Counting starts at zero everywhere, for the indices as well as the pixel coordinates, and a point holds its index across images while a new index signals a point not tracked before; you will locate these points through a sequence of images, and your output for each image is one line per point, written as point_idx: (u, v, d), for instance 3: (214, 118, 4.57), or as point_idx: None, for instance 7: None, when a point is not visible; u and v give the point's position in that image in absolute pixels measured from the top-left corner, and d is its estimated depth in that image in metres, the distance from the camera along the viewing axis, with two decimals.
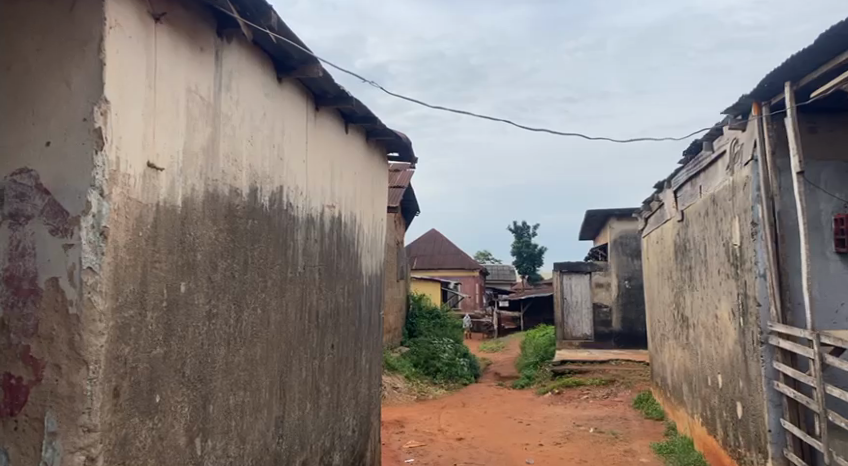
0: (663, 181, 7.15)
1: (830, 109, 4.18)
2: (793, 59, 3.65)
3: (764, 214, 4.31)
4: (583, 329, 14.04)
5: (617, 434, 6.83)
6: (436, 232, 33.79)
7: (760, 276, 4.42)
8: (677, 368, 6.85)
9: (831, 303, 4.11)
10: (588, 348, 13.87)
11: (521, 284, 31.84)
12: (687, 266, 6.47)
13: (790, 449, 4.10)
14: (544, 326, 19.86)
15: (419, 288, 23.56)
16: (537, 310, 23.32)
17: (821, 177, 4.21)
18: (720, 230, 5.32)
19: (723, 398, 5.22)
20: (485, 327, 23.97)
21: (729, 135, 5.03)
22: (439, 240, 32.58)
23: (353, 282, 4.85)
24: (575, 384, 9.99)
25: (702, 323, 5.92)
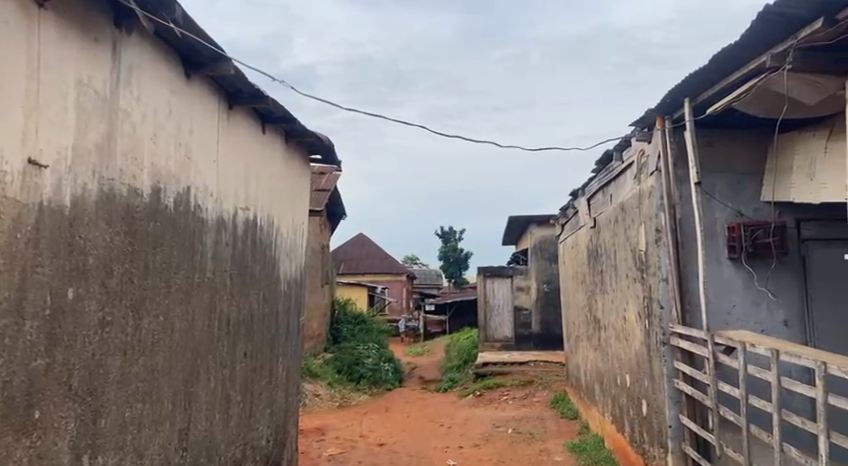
0: (578, 188, 7.45)
1: (724, 125, 4.50)
2: (690, 78, 3.93)
3: (667, 221, 4.58)
4: (504, 332, 14.42)
5: (533, 434, 7.02)
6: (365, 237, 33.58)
7: (663, 280, 4.68)
8: (590, 368, 7.15)
9: (724, 305, 4.42)
10: (510, 350, 14.25)
11: (449, 288, 32.22)
12: (598, 270, 6.78)
13: (687, 443, 4.36)
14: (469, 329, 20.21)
15: (346, 293, 23.33)
16: (463, 313, 23.77)
17: (717, 188, 4.51)
18: (628, 237, 5.60)
19: (630, 397, 5.48)
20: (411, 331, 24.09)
21: (637, 147, 5.31)
22: (368, 245, 32.38)
23: (269, 288, 4.72)
24: (497, 386, 10.20)
25: (612, 324, 6.19)
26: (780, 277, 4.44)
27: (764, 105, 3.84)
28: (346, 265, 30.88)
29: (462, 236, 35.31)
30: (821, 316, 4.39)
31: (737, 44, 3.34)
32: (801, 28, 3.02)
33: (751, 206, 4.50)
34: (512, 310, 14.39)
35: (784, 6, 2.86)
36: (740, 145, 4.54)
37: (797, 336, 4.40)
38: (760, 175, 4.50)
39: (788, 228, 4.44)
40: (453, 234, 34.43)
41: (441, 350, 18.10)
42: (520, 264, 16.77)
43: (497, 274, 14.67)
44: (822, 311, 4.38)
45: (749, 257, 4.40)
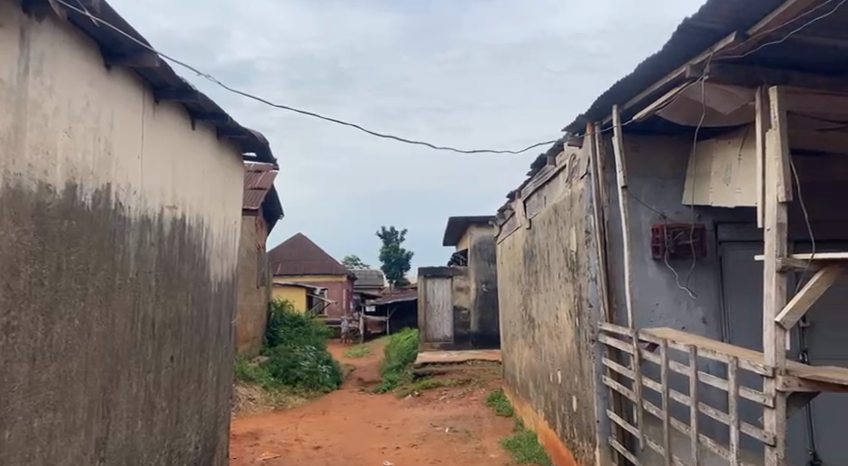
0: (514, 190, 7.61)
1: (649, 131, 4.72)
2: (617, 86, 4.10)
3: (596, 223, 4.75)
4: (444, 331, 14.65)
5: (469, 432, 7.11)
6: (304, 237, 33.06)
7: (592, 279, 4.85)
8: (524, 366, 7.32)
9: (648, 303, 4.63)
10: (449, 349, 14.39)
11: (390, 289, 32.20)
12: (533, 270, 6.95)
13: (614, 437, 4.53)
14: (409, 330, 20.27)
15: (283, 295, 22.88)
16: (403, 313, 23.84)
17: (642, 191, 4.73)
18: (560, 238, 5.77)
19: (561, 393, 5.64)
20: (351, 333, 23.92)
21: (569, 151, 5.48)
22: (307, 245, 31.92)
23: (199, 289, 4.56)
24: (435, 385, 10.28)
25: (545, 323, 6.36)
26: (699, 276, 4.68)
27: (685, 114, 4.04)
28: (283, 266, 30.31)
29: (404, 236, 35.36)
30: (735, 313, 4.66)
31: (660, 54, 3.49)
32: (717, 41, 3.19)
33: (674, 209, 4.73)
34: (451, 309, 14.55)
35: (701, 19, 3.00)
36: (663, 150, 4.77)
37: (714, 332, 4.65)
38: (681, 179, 4.74)
39: (707, 230, 4.69)
40: (394, 234, 34.47)
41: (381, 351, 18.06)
42: (460, 264, 16.95)
43: (437, 274, 14.77)
44: (736, 309, 4.66)
45: (671, 257, 4.63)
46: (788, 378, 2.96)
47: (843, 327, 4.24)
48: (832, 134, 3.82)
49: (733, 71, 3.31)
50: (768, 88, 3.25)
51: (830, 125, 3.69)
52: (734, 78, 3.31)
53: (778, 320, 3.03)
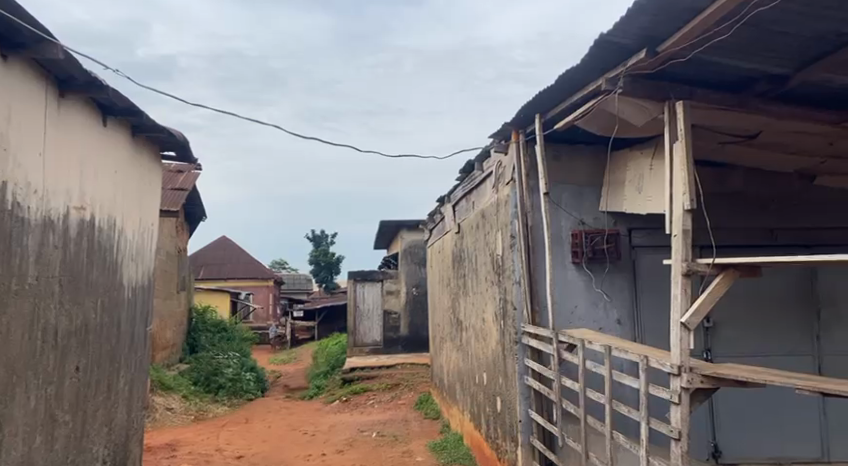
0: (444, 195, 7.70)
1: (569, 140, 4.92)
2: (539, 97, 4.25)
3: (520, 228, 4.88)
4: (374, 336, 14.51)
5: (396, 436, 7.11)
6: (229, 240, 31.98)
7: (517, 283, 4.98)
8: (452, 369, 7.41)
9: (568, 305, 4.82)
10: (378, 353, 14.37)
11: (319, 293, 31.78)
12: (461, 274, 7.06)
13: (535, 436, 4.65)
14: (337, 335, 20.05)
15: (205, 300, 22.00)
16: (333, 318, 23.59)
17: (562, 198, 4.92)
18: (487, 242, 5.89)
19: (487, 395, 5.75)
20: (278, 338, 23.34)
21: (495, 158, 5.62)
22: (233, 248, 30.93)
23: (110, 295, 4.31)
24: (363, 390, 10.21)
25: (472, 326, 6.47)
26: (615, 280, 4.91)
27: (601, 125, 4.23)
28: (207, 271, 29.19)
29: (334, 240, 34.95)
30: (647, 314, 4.92)
31: (578, 67, 3.65)
32: (629, 57, 3.36)
33: (592, 215, 4.94)
34: (382, 314, 14.55)
35: (615, 35, 3.15)
36: (582, 158, 4.97)
37: (628, 333, 4.89)
38: (599, 187, 4.96)
39: (622, 235, 4.93)
40: (324, 237, 34.07)
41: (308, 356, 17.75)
42: (391, 268, 16.98)
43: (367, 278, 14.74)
44: (647, 310, 4.92)
45: (589, 262, 4.83)
46: (692, 376, 3.15)
47: (742, 326, 4.57)
48: (732, 147, 4.11)
49: (645, 85, 3.50)
50: (675, 102, 3.46)
51: (731, 139, 3.97)
52: (646, 91, 3.50)
53: (684, 321, 3.22)
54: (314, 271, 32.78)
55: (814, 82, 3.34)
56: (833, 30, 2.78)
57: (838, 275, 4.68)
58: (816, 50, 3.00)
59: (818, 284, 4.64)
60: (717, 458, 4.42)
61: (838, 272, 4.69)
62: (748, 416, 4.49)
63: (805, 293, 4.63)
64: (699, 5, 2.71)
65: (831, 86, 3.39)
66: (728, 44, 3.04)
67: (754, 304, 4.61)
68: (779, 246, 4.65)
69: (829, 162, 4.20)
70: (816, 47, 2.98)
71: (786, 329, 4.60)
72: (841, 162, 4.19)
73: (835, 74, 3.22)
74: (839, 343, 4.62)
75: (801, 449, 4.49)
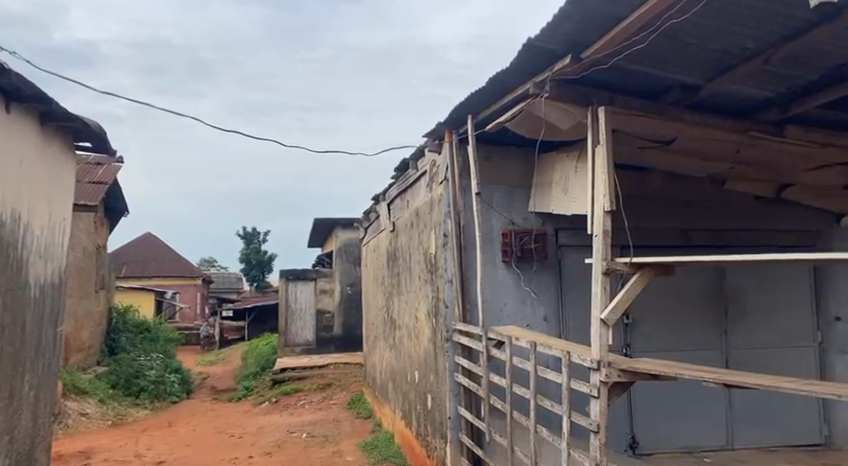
0: (379, 193, 7.69)
1: (500, 142, 5.02)
2: (470, 98, 4.31)
3: (452, 227, 4.93)
4: (306, 336, 14.35)
5: (327, 437, 7.03)
6: (154, 237, 30.57)
7: (448, 281, 5.02)
8: (384, 368, 7.40)
9: (497, 303, 4.91)
10: (311, 353, 14.19)
11: (251, 293, 30.98)
12: (395, 272, 7.07)
13: (463, 432, 4.72)
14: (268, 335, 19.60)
15: (126, 300, 20.91)
16: (264, 317, 23.07)
17: (493, 198, 5.02)
18: (421, 240, 5.92)
19: (418, 393, 5.79)
20: (205, 339, 22.55)
21: (429, 157, 5.66)
22: (158, 246, 29.61)
23: (12, 294, 4.01)
24: (293, 391, 10.03)
25: (405, 324, 6.49)
26: (542, 279, 5.05)
27: (530, 127, 4.34)
28: (129, 268, 27.78)
29: (267, 237, 34.17)
30: (571, 311, 5.10)
31: (508, 70, 3.72)
32: (555, 62, 3.46)
33: (522, 215, 5.06)
34: (314, 313, 14.40)
35: (541, 40, 3.24)
36: (512, 159, 5.08)
37: (554, 330, 5.04)
38: (528, 187, 5.08)
39: (549, 235, 5.07)
40: (257, 235, 33.23)
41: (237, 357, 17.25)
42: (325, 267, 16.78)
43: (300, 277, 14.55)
44: (572, 307, 5.10)
45: (518, 261, 4.95)
46: (610, 370, 3.29)
47: (659, 322, 4.81)
48: (651, 152, 4.31)
49: (570, 90, 3.62)
50: (597, 108, 3.59)
51: (649, 144, 4.17)
52: (570, 96, 3.61)
53: (603, 317, 3.35)
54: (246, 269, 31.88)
55: (723, 93, 3.56)
56: (738, 44, 2.97)
57: (744, 274, 5.01)
58: (724, 62, 3.19)
59: (727, 282, 4.96)
60: (633, 448, 4.63)
61: (744, 271, 5.02)
62: (664, 408, 4.73)
63: (716, 291, 4.93)
64: (618, 14, 2.82)
65: (737, 96, 3.61)
66: (646, 53, 3.19)
67: (670, 301, 4.86)
68: (693, 247, 4.93)
69: (737, 167, 4.48)
70: (724, 60, 3.17)
71: (699, 325, 4.88)
72: (747, 168, 4.48)
73: (742, 86, 3.44)
74: (745, 338, 4.95)
75: (710, 438, 4.79)
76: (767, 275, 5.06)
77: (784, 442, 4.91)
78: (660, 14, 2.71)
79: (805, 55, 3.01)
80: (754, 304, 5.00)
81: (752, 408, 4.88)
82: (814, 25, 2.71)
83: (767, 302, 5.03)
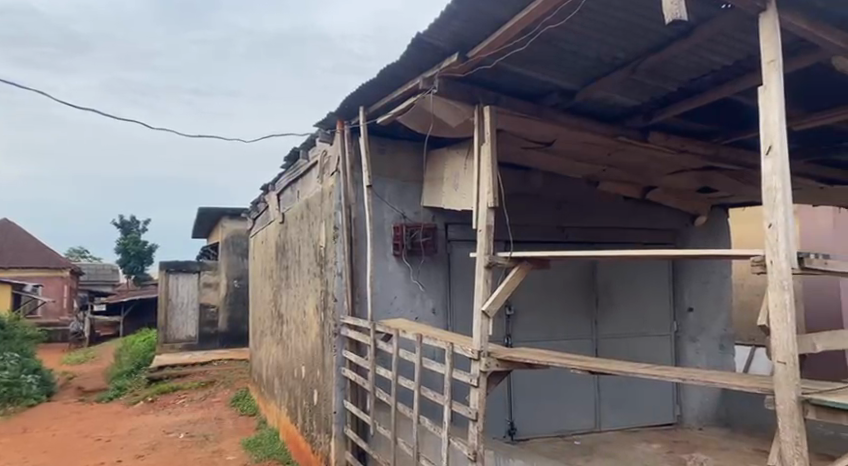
0: (268, 183, 7.45)
1: (392, 134, 5.02)
2: (363, 89, 4.25)
3: (343, 220, 4.87)
4: (187, 332, 13.90)
5: (207, 436, 6.73)
6: (12, 223, 27.50)
7: (338, 274, 4.94)
8: (271, 364, 7.19)
9: (387, 297, 4.91)
10: (192, 349, 13.55)
11: (129, 286, 28.87)
12: (284, 265, 6.88)
13: (348, 426, 4.70)
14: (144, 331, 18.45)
15: None
16: (142, 312, 21.67)
17: (386, 191, 5.00)
18: (311, 233, 5.79)
19: (304, 388, 5.68)
20: (73, 336, 20.72)
21: (320, 147, 5.55)
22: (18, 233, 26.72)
23: None
24: (172, 390, 9.48)
25: (293, 318, 6.34)
26: (431, 273, 5.12)
27: (421, 123, 4.37)
28: None
29: (147, 227, 31.87)
30: (458, 304, 5.23)
31: (398, 63, 3.70)
32: (443, 60, 3.51)
33: (413, 210, 5.09)
34: (198, 307, 13.85)
35: (430, 36, 3.26)
36: (404, 153, 5.10)
37: (441, 322, 5.15)
38: (419, 182, 5.13)
39: (439, 230, 5.15)
40: (136, 224, 31.06)
41: (109, 355, 16.03)
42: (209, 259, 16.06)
43: (182, 270, 14.01)
44: (459, 300, 5.23)
45: (408, 255, 4.98)
46: (489, 360, 3.41)
47: (539, 314, 5.07)
48: (533, 152, 4.52)
49: (457, 88, 3.68)
50: (483, 107, 3.71)
51: (532, 145, 4.36)
52: (457, 93, 3.68)
53: (484, 309, 3.46)
54: (123, 260, 29.55)
55: (596, 99, 3.80)
56: (608, 53, 3.18)
57: (614, 270, 5.41)
58: (596, 70, 3.41)
59: (599, 276, 5.32)
60: (512, 434, 4.84)
61: (614, 267, 5.42)
62: (541, 396, 4.99)
63: (589, 285, 5.28)
64: (501, 16, 2.90)
65: (608, 103, 3.88)
66: (527, 56, 3.33)
67: (549, 294, 5.13)
68: (570, 243, 5.25)
69: (609, 170, 4.81)
70: (597, 68, 3.39)
71: (573, 316, 5.20)
72: (617, 171, 4.83)
73: (611, 93, 3.70)
74: (613, 328, 5.35)
75: (580, 421, 5.13)
76: (634, 270, 5.50)
77: (642, 423, 5.38)
78: (540, 19, 2.83)
79: (665, 68, 3.28)
80: (621, 296, 5.42)
81: (618, 393, 5.29)
82: (673, 40, 2.95)
83: (632, 295, 5.47)
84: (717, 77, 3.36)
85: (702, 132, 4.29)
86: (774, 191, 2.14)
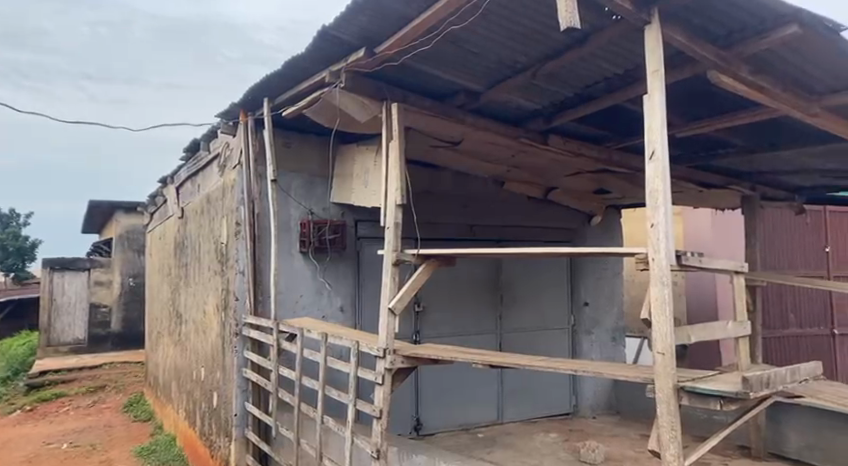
0: (166, 175, 7.07)
1: (299, 128, 4.90)
2: (267, 80, 4.11)
3: (246, 215, 4.70)
4: (75, 333, 12.70)
5: (94, 445, 6.27)
6: None
7: (240, 272, 4.74)
8: (167, 366, 6.83)
9: (293, 294, 4.79)
10: (80, 353, 12.60)
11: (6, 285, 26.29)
12: (183, 263, 6.54)
13: (250, 429, 4.55)
14: (23, 335, 16.91)
15: None
16: (21, 313, 19.83)
17: (292, 186, 4.87)
18: (212, 229, 5.54)
19: (203, 390, 5.43)
20: None
21: (223, 139, 5.33)
22: None
23: None
24: (54, 397, 8.75)
25: (192, 318, 6.05)
26: (338, 270, 5.05)
27: (328, 118, 4.28)
28: None
29: (30, 220, 29.20)
30: (366, 301, 5.20)
31: (303, 55, 3.61)
32: (349, 54, 3.46)
33: (321, 206, 5.00)
34: (87, 307, 12.84)
35: (335, 30, 3.20)
36: (312, 147, 5.00)
37: (348, 320, 5.10)
38: (327, 178, 5.05)
39: (348, 227, 5.09)
40: (16, 217, 28.31)
41: None
42: (99, 256, 14.94)
43: (68, 267, 12.69)
44: (367, 297, 5.21)
45: (315, 251, 4.88)
46: (394, 357, 3.41)
47: (445, 311, 5.14)
48: (441, 150, 4.57)
49: (364, 83, 3.65)
50: (391, 104, 3.71)
51: (439, 143, 4.41)
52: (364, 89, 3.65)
53: (390, 306, 3.46)
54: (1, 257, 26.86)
55: (499, 101, 3.90)
56: (511, 57, 3.27)
57: (518, 267, 5.59)
58: (499, 72, 3.49)
59: (503, 273, 5.48)
60: (417, 430, 4.88)
61: (518, 264, 5.61)
62: (446, 391, 5.07)
63: (494, 282, 5.42)
64: (407, 13, 2.90)
65: (511, 105, 3.99)
66: (432, 55, 3.35)
67: (456, 291, 5.22)
68: (476, 240, 5.36)
69: (514, 170, 4.96)
70: (500, 71, 3.47)
71: (479, 312, 5.33)
72: (521, 171, 4.99)
73: (514, 96, 3.81)
74: (516, 323, 5.54)
75: (484, 414, 5.27)
76: (536, 267, 5.71)
77: (542, 413, 5.61)
78: (443, 19, 2.86)
79: (563, 73, 3.42)
80: (524, 292, 5.62)
81: (520, 386, 5.48)
82: (569, 47, 3.08)
83: (534, 291, 5.69)
84: (610, 84, 3.55)
85: (597, 136, 4.53)
86: (656, 193, 2.28)
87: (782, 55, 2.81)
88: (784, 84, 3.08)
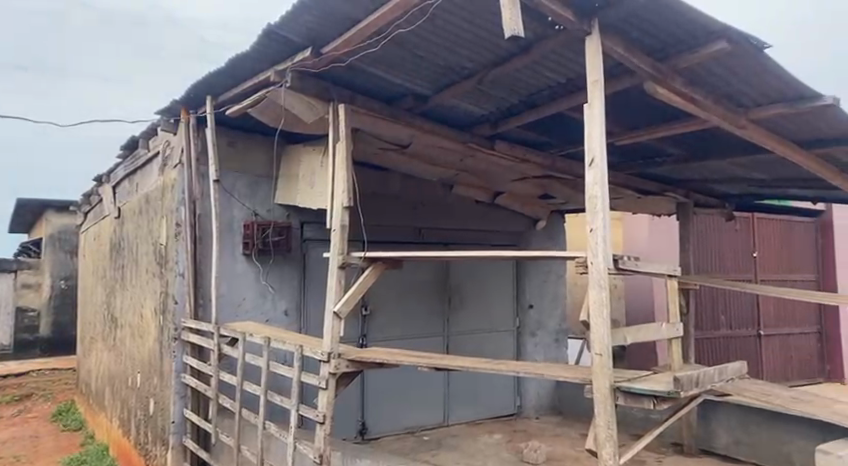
0: (101, 173, 6.76)
1: (244, 127, 4.79)
2: (209, 77, 4.00)
3: (187, 215, 4.54)
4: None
5: (19, 457, 5.91)
6: None
7: (179, 275, 4.58)
8: (101, 373, 6.53)
9: (235, 297, 4.67)
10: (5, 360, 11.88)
11: None
12: (119, 264, 6.28)
13: (188, 436, 4.41)
14: None
15: None
16: None
17: (236, 186, 4.75)
18: (150, 230, 5.34)
19: (139, 397, 5.21)
20: None
21: (163, 137, 5.14)
22: None
23: None
24: None
25: (128, 322, 5.80)
26: (283, 273, 4.96)
27: (274, 118, 4.20)
28: None
29: None
30: (311, 304, 5.12)
31: (247, 53, 3.53)
32: (295, 54, 3.40)
33: (265, 207, 4.90)
34: (13, 312, 12.10)
35: (281, 29, 3.15)
36: (257, 147, 4.90)
37: (293, 323, 5.01)
38: (272, 178, 4.95)
39: (294, 228, 5.00)
40: None
41: None
42: (26, 257, 14.09)
43: None
44: (312, 300, 5.13)
45: (259, 254, 4.77)
46: (339, 361, 3.36)
47: (393, 314, 5.12)
48: (389, 153, 4.56)
49: (310, 83, 3.60)
50: (338, 105, 3.69)
51: (387, 146, 4.40)
52: (311, 89, 3.60)
53: (336, 309, 3.42)
54: None
55: (447, 105, 3.93)
56: (458, 62, 3.30)
57: (465, 270, 5.64)
58: (446, 77, 3.52)
59: (451, 276, 5.52)
60: (363, 434, 4.84)
61: (465, 267, 5.66)
62: (393, 395, 5.06)
63: (442, 285, 5.45)
64: (354, 14, 2.88)
65: (459, 110, 4.03)
66: (380, 58, 3.34)
67: (403, 294, 5.21)
68: (424, 243, 5.37)
69: (461, 174, 5.01)
70: (447, 75, 3.50)
71: (426, 315, 5.34)
72: (468, 175, 5.04)
73: (461, 101, 3.85)
74: (463, 325, 5.59)
75: (430, 417, 5.28)
76: (483, 270, 5.78)
77: (487, 415, 5.68)
78: (390, 22, 2.86)
79: (509, 80, 3.48)
80: (471, 295, 5.68)
81: (466, 388, 5.53)
82: (514, 54, 3.13)
83: (481, 294, 5.75)
84: (554, 92, 3.63)
85: (542, 142, 4.63)
86: (594, 199, 2.35)
87: (713, 69, 2.96)
88: (715, 96, 3.24)
